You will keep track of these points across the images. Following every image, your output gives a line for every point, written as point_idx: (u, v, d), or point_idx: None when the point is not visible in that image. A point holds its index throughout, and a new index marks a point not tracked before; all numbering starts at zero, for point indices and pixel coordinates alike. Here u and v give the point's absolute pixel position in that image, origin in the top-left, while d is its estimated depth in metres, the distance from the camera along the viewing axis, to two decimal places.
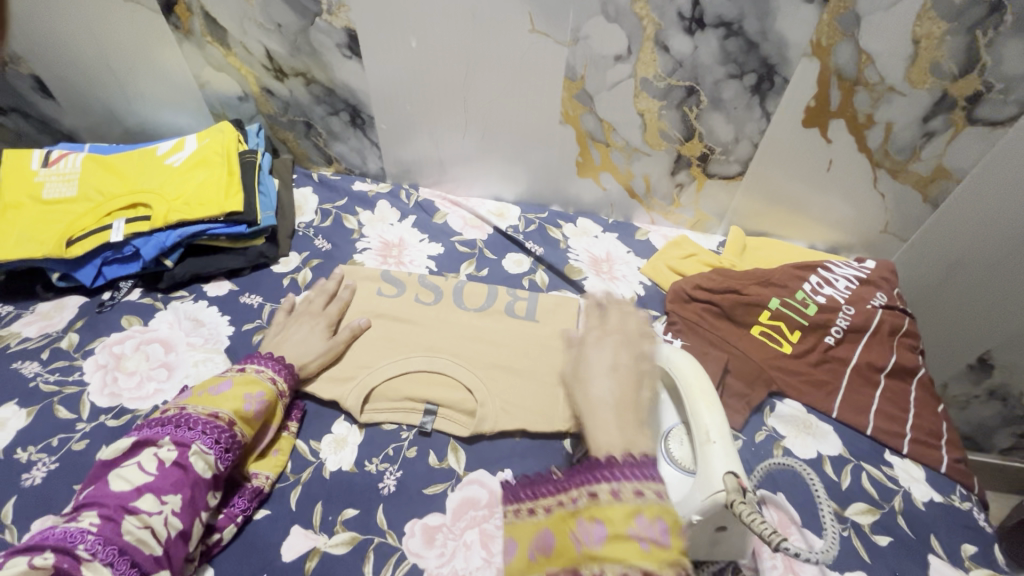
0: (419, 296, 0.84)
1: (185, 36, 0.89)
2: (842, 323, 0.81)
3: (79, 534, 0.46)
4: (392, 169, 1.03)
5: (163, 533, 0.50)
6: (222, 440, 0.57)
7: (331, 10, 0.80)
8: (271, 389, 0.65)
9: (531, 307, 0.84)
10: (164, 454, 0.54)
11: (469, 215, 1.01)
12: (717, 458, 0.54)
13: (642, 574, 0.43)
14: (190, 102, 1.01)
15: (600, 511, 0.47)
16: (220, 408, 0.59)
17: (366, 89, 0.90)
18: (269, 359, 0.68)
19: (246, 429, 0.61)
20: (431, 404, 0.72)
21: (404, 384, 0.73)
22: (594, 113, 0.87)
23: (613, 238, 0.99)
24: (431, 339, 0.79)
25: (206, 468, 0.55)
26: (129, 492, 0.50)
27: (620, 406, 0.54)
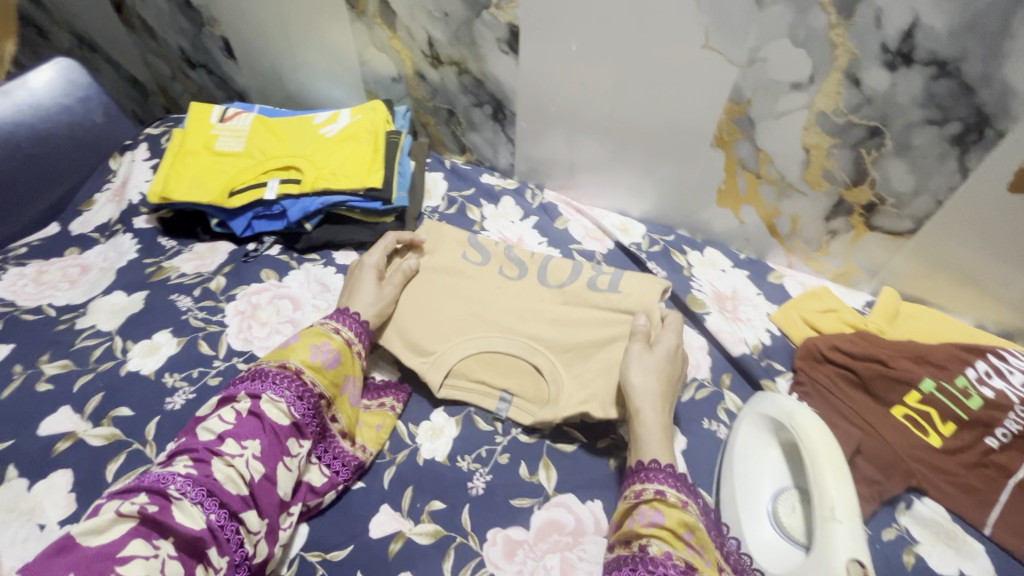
0: (504, 269, 0.81)
1: (358, 15, 0.93)
2: (1012, 426, 0.67)
3: (169, 477, 0.50)
4: (521, 167, 1.03)
5: (248, 474, 0.53)
6: (293, 389, 0.60)
7: (500, 5, 0.80)
8: (336, 339, 0.67)
9: (614, 279, 0.77)
10: (241, 405, 0.57)
11: (591, 225, 0.97)
12: (840, 540, 0.49)
13: (684, 567, 0.49)
14: (347, 77, 1.06)
15: (657, 502, 0.55)
16: (289, 359, 0.62)
17: (515, 85, 0.90)
18: (346, 318, 0.70)
19: (318, 376, 0.63)
20: (506, 392, 0.72)
21: (481, 366, 0.73)
22: (752, 141, 0.80)
23: (742, 275, 0.91)
24: (512, 320, 0.75)
25: (280, 415, 0.58)
26: (212, 439, 0.54)
27: (655, 388, 0.63)
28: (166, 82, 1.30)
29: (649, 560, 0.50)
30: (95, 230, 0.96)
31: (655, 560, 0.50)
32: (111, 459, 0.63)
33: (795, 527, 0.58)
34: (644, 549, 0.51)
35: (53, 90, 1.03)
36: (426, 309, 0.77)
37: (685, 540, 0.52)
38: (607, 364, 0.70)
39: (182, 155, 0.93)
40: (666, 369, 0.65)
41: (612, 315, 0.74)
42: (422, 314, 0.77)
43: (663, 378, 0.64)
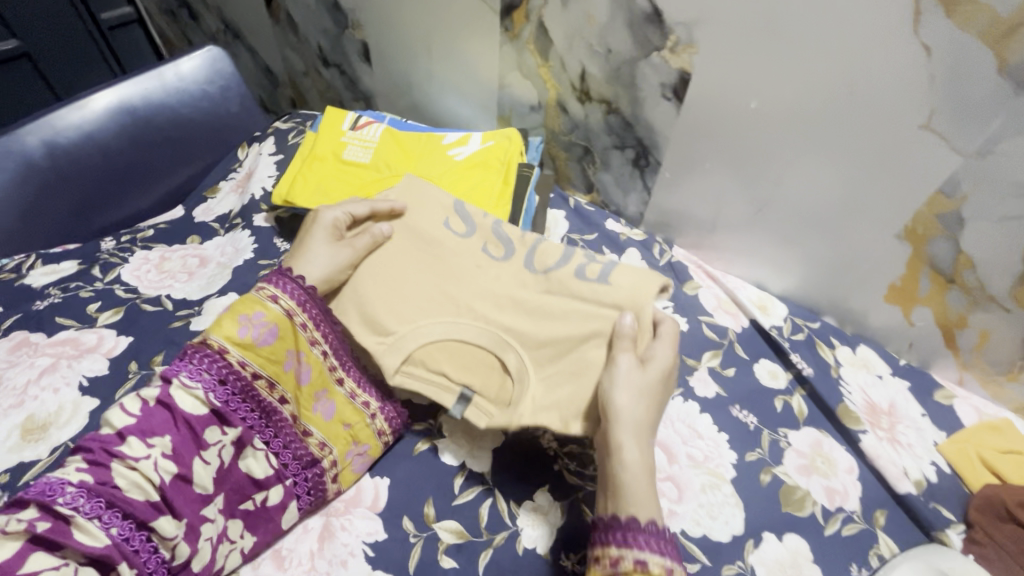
0: (487, 247, 0.72)
1: (510, 39, 0.88)
2: None
3: (58, 487, 0.51)
4: (651, 217, 0.95)
5: (155, 474, 0.55)
6: (205, 370, 0.59)
7: (675, 48, 0.72)
8: (274, 310, 0.64)
9: (607, 269, 0.67)
10: (147, 393, 0.57)
11: (723, 296, 0.87)
12: None
13: None
14: (480, 97, 1.01)
15: (642, 569, 0.51)
16: (212, 335, 0.61)
17: (670, 135, 0.81)
18: (286, 282, 0.66)
19: (244, 353, 0.62)
20: (467, 390, 0.68)
21: (446, 359, 0.69)
22: (953, 241, 0.67)
23: (903, 386, 0.78)
24: (489, 309, 0.69)
25: (194, 403, 0.58)
26: (114, 436, 0.54)
27: (638, 411, 0.59)
28: (297, 76, 1.32)
29: None
30: (216, 221, 0.97)
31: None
32: None
33: None
34: None
35: (199, 76, 1.04)
36: (393, 278, 0.71)
37: None
38: (578, 367, 0.65)
39: (310, 159, 0.91)
40: (648, 382, 0.60)
41: (594, 308, 0.65)
42: (388, 286, 0.71)
43: (647, 399, 0.60)
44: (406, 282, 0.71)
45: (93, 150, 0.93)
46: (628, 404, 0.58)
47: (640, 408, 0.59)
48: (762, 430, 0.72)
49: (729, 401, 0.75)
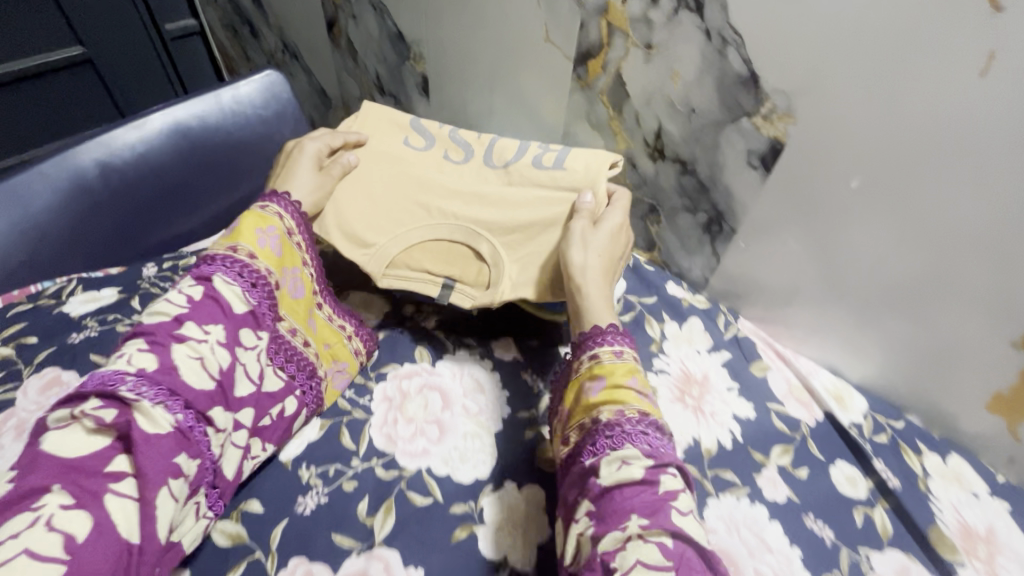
0: (448, 154, 0.85)
1: (582, 87, 0.83)
2: None
3: (117, 377, 0.49)
4: (716, 284, 0.88)
5: (213, 358, 0.56)
6: (243, 273, 0.61)
7: (768, 115, 0.66)
8: (281, 225, 0.67)
9: (560, 157, 0.80)
10: (191, 289, 0.57)
11: (794, 380, 0.80)
12: None
13: (637, 410, 0.59)
14: (541, 141, 0.97)
15: (599, 371, 0.64)
16: (238, 244, 0.63)
17: (750, 203, 0.75)
18: (281, 199, 0.70)
19: (268, 263, 0.64)
20: (450, 280, 0.77)
21: (423, 256, 0.79)
22: None
23: (1003, 509, 0.68)
24: (455, 205, 0.81)
25: (236, 299, 0.60)
26: (170, 322, 0.54)
27: (596, 258, 0.72)
28: (351, 101, 1.30)
29: (606, 424, 0.59)
30: None
31: (611, 426, 0.58)
32: (231, 566, 0.56)
33: None
34: (599, 418, 0.60)
35: (256, 100, 1.02)
36: (369, 198, 0.81)
37: (630, 387, 0.61)
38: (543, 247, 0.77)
39: None
40: (609, 244, 0.74)
41: (555, 194, 0.78)
42: (364, 203, 0.80)
43: (605, 246, 0.73)
44: (390, 206, 0.81)
45: (145, 171, 0.91)
46: (583, 259, 0.71)
47: (596, 256, 0.72)
48: (839, 548, 0.64)
49: (802, 508, 0.67)
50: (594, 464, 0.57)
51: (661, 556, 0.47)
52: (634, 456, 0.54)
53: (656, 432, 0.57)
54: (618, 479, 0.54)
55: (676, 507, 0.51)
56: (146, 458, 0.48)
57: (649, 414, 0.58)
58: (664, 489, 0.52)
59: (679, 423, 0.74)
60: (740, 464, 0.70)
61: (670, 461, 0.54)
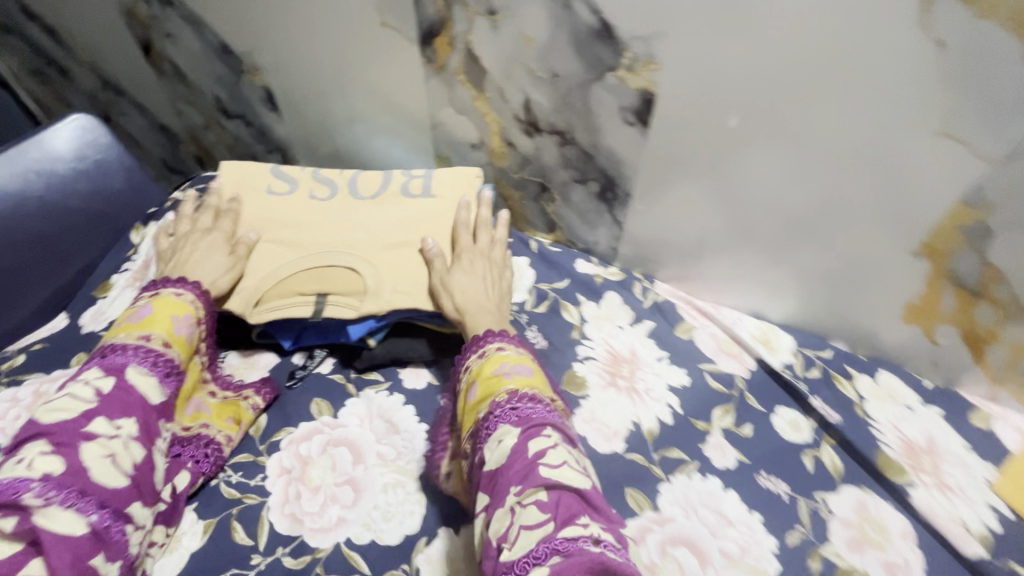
0: (314, 192, 0.79)
1: (436, 71, 0.74)
2: None
3: (21, 484, 0.44)
4: (627, 252, 0.83)
5: (126, 455, 0.50)
6: (159, 362, 0.56)
7: (632, 66, 0.61)
8: (195, 312, 0.63)
9: (427, 184, 0.76)
10: (100, 382, 0.52)
11: (721, 334, 0.77)
12: None
13: (509, 391, 0.54)
14: (413, 137, 0.87)
15: (473, 373, 0.59)
16: (150, 331, 0.58)
17: (637, 162, 0.70)
18: (182, 283, 0.64)
19: (181, 352, 0.60)
20: (321, 296, 0.69)
21: (293, 279, 0.70)
22: (979, 253, 0.58)
23: (936, 415, 0.69)
24: (326, 234, 0.74)
25: (149, 388, 0.54)
26: (76, 420, 0.49)
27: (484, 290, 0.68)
28: (198, 131, 1.14)
29: (483, 418, 0.53)
30: (109, 329, 0.79)
31: (488, 418, 0.53)
32: None
33: None
34: (477, 417, 0.54)
35: (66, 155, 0.87)
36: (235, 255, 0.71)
37: (500, 373, 0.56)
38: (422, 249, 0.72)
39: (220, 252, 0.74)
40: (491, 277, 0.70)
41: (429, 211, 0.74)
42: None
43: (487, 285, 0.69)
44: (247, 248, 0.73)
45: None
46: (472, 291, 0.67)
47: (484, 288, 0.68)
48: (797, 500, 0.61)
49: (754, 467, 0.64)
50: (481, 459, 0.51)
51: (541, 514, 0.44)
52: (505, 433, 0.50)
53: (526, 401, 0.52)
54: (496, 460, 0.49)
55: (547, 466, 0.47)
56: (61, 560, 0.42)
57: (519, 390, 0.54)
58: (535, 451, 0.48)
59: (617, 411, 0.68)
60: (683, 438, 0.66)
61: (541, 421, 0.50)
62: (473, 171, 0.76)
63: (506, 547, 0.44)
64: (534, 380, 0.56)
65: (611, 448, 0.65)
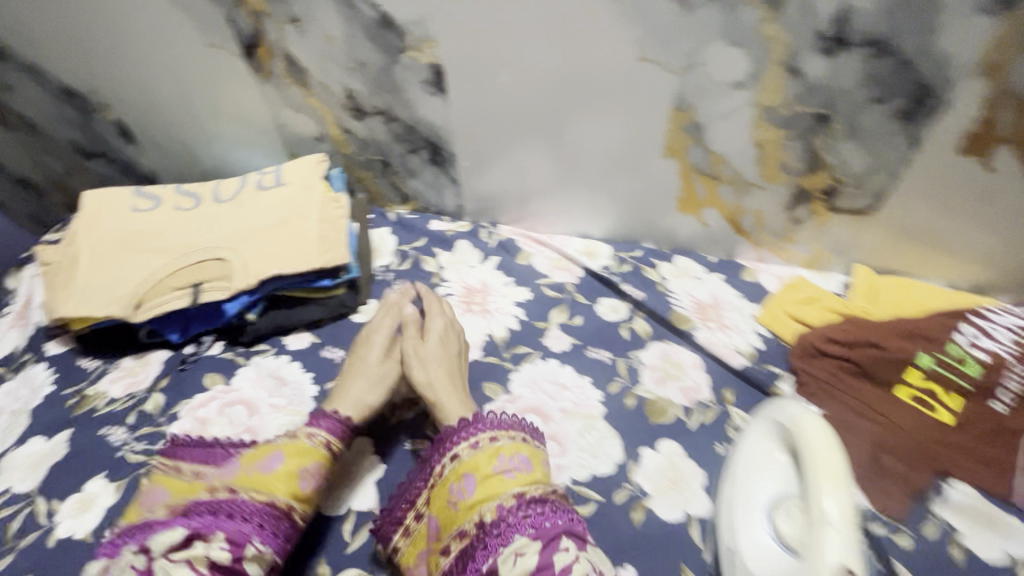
0: (177, 204, 0.87)
1: (265, 78, 0.85)
2: (1016, 385, 0.67)
3: None
4: (471, 206, 0.97)
5: None
6: (276, 530, 0.53)
7: (417, 46, 0.75)
8: (325, 456, 0.61)
9: (277, 175, 0.88)
10: (216, 554, 0.48)
11: (555, 255, 0.92)
12: (831, 546, 0.45)
13: (513, 495, 0.53)
14: (266, 142, 0.97)
15: (465, 466, 0.58)
16: (275, 494, 0.55)
17: (449, 125, 0.84)
18: (326, 418, 0.64)
19: (305, 508, 0.57)
20: (195, 285, 0.79)
21: (168, 277, 0.79)
22: (702, 145, 0.77)
23: (719, 279, 0.88)
24: (194, 235, 0.83)
25: (259, 561, 0.51)
26: None
27: (443, 376, 0.70)
28: (61, 178, 1.17)
29: (489, 526, 0.52)
30: None
31: (497, 524, 0.52)
32: None
33: (791, 537, 0.50)
34: (478, 518, 0.53)
35: None
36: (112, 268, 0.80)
37: (498, 471, 0.56)
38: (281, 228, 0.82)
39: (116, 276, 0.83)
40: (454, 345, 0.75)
41: (281, 196, 0.85)
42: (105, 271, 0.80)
43: (445, 362, 0.72)
44: (118, 263, 0.81)
45: None
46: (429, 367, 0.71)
47: (442, 372, 0.70)
48: (616, 361, 0.77)
49: (584, 345, 0.80)
50: (488, 569, 0.50)
51: None
52: (525, 544, 0.50)
53: (536, 508, 0.52)
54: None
55: None
56: None
57: (523, 491, 0.54)
58: (557, 565, 0.48)
59: (473, 329, 0.82)
60: (527, 337, 0.81)
61: (558, 532, 0.50)
62: (315, 157, 0.88)
63: None
64: (537, 474, 0.57)
65: (470, 356, 0.79)
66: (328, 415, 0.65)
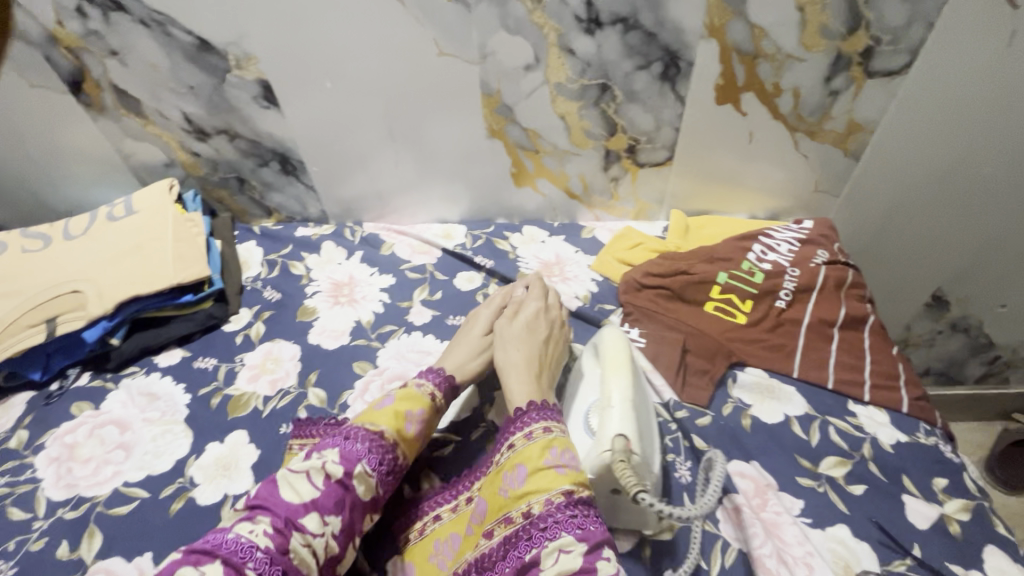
0: (25, 246, 0.87)
1: (98, 112, 0.88)
2: (790, 285, 0.82)
3: (248, 550, 0.50)
4: (333, 210, 1.03)
5: (320, 556, 0.53)
6: (384, 461, 0.60)
7: (239, 64, 0.81)
8: (428, 406, 0.66)
9: (127, 204, 0.90)
10: (332, 467, 0.57)
11: (416, 242, 1.00)
12: (612, 421, 0.57)
13: (562, 493, 0.53)
14: (115, 177, 0.98)
15: (519, 456, 0.58)
16: (383, 426, 0.62)
17: (291, 136, 0.90)
18: (430, 373, 0.69)
19: (406, 449, 0.63)
20: (50, 321, 0.80)
21: (20, 317, 0.80)
22: (517, 123, 0.88)
23: (560, 240, 0.99)
24: (45, 273, 0.84)
25: (367, 490, 0.58)
26: (298, 507, 0.54)
27: (520, 353, 0.71)
28: None
29: (536, 517, 0.53)
30: None
31: (542, 518, 0.53)
32: None
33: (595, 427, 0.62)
34: (527, 510, 0.54)
35: None
36: None
37: (551, 465, 0.55)
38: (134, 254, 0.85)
39: None
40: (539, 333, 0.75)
41: (132, 224, 0.88)
42: None
43: (529, 339, 0.73)
44: None
45: None
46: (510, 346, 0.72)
47: (522, 349, 0.72)
48: None
49: (444, 315, 0.88)
50: (533, 558, 0.52)
51: None
52: (572, 543, 0.50)
53: (586, 511, 0.52)
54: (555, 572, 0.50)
55: None
56: None
57: (573, 491, 0.53)
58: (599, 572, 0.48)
59: (342, 318, 0.88)
60: (392, 316, 0.88)
61: (602, 540, 0.51)
62: (164, 183, 0.91)
63: None
64: (582, 472, 0.56)
65: (339, 343, 0.85)
66: (436, 369, 0.70)
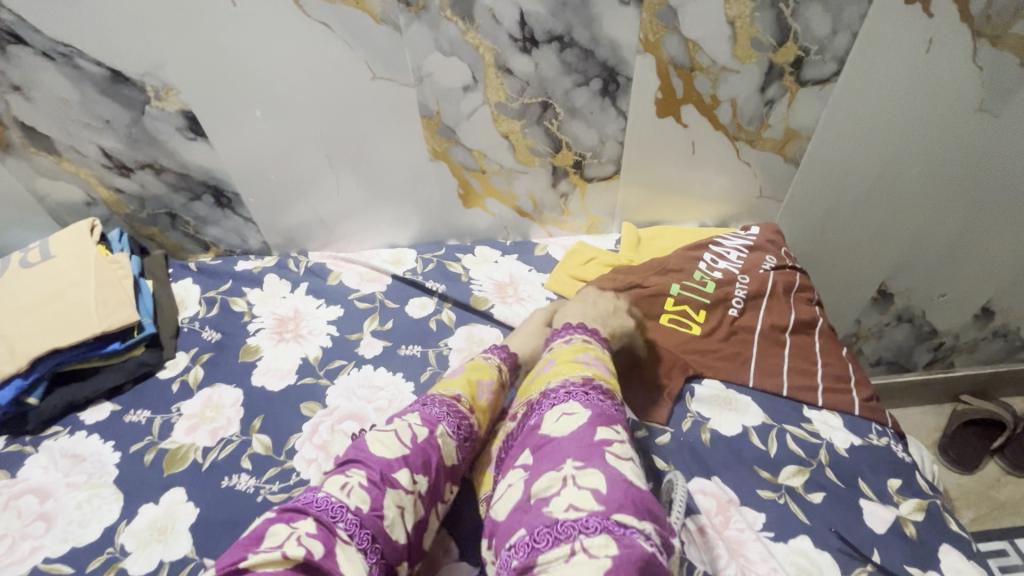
0: None
1: (4, 151, 0.81)
2: (741, 292, 0.83)
3: (338, 509, 0.48)
4: (276, 240, 0.99)
5: (410, 518, 0.52)
6: (461, 427, 0.60)
7: (159, 95, 0.76)
8: (499, 375, 0.69)
9: (43, 249, 0.83)
10: (418, 428, 0.57)
11: (364, 269, 0.97)
12: None
13: (585, 377, 0.61)
14: (31, 219, 0.91)
15: (555, 353, 0.67)
16: (460, 393, 0.64)
17: (222, 167, 0.86)
18: (500, 349, 0.74)
19: (481, 418, 0.64)
20: None
21: None
22: (460, 144, 0.86)
23: (513, 259, 0.98)
24: None
25: (451, 451, 0.58)
26: (395, 462, 0.53)
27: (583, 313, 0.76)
28: None
29: (551, 389, 0.60)
30: None
31: (556, 390, 0.59)
32: None
33: None
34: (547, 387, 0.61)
35: None
36: None
37: (580, 360, 0.64)
38: (52, 303, 0.79)
39: None
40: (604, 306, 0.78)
41: (49, 270, 0.81)
42: None
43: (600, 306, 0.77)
44: None
45: None
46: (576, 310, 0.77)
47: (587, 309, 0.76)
48: (426, 352, 0.84)
49: (396, 345, 0.85)
50: (536, 422, 0.57)
51: (590, 494, 0.46)
52: (579, 412, 0.55)
53: (599, 392, 0.58)
54: (553, 427, 0.54)
55: (611, 453, 0.50)
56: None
57: (594, 378, 0.61)
58: (599, 438, 0.52)
59: (288, 356, 0.84)
60: (342, 350, 0.84)
61: (613, 418, 0.55)
62: (85, 223, 0.85)
63: (549, 509, 0.47)
64: (607, 377, 0.63)
65: (285, 382, 0.80)
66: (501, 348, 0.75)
